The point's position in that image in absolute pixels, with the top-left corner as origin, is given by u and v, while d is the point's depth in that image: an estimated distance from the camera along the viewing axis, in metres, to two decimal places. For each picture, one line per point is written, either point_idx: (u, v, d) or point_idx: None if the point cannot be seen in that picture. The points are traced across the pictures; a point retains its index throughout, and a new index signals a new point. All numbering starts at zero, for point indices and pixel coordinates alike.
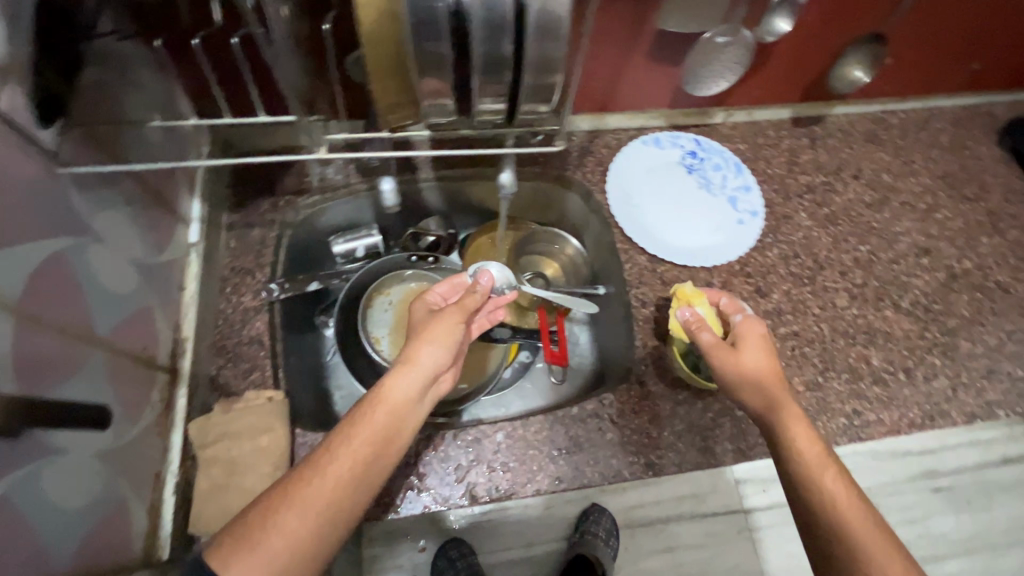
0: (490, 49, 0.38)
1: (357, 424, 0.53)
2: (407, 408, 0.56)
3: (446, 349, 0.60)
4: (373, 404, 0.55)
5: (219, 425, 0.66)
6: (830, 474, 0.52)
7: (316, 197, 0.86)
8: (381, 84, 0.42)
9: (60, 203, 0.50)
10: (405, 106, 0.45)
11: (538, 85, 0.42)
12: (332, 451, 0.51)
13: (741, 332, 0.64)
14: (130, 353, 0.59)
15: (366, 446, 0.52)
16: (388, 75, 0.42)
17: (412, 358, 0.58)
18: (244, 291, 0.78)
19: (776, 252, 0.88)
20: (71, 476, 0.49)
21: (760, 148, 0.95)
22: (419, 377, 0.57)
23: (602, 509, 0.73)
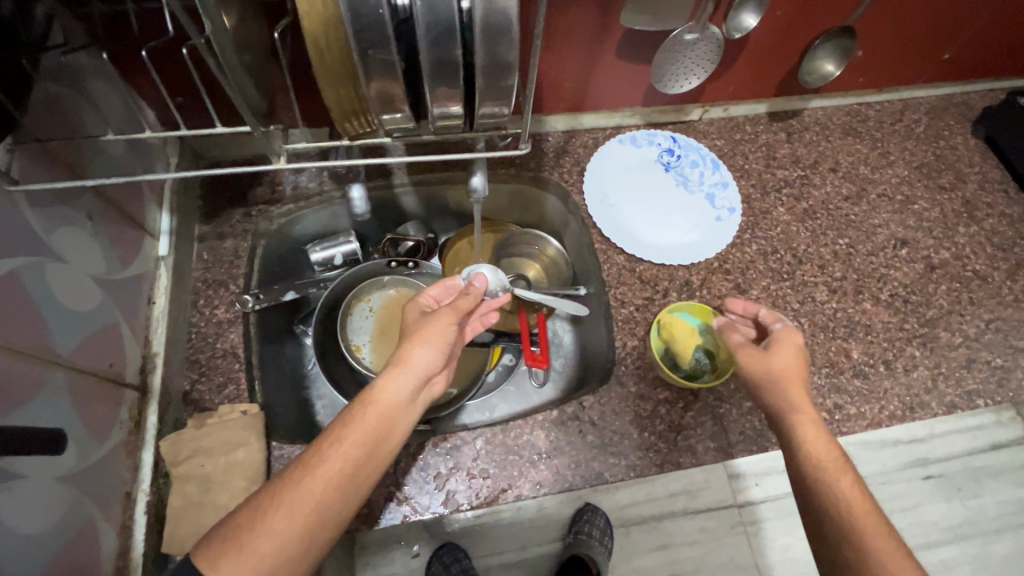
0: (440, 52, 0.37)
1: (349, 426, 0.52)
2: (399, 411, 0.55)
3: (439, 350, 0.59)
4: (366, 406, 0.54)
5: (191, 441, 0.65)
6: (847, 478, 0.51)
7: (290, 206, 0.85)
8: (332, 91, 0.42)
9: (12, 220, 0.49)
10: (360, 113, 0.45)
11: (494, 87, 0.41)
12: (323, 453, 0.49)
13: (778, 337, 0.63)
14: (95, 371, 0.58)
15: (358, 448, 0.51)
16: (340, 81, 0.41)
17: (404, 359, 0.57)
18: (217, 303, 0.76)
19: (754, 248, 0.88)
20: (31, 504, 0.47)
21: (737, 143, 0.95)
22: (411, 379, 0.56)
23: (595, 509, 0.74)
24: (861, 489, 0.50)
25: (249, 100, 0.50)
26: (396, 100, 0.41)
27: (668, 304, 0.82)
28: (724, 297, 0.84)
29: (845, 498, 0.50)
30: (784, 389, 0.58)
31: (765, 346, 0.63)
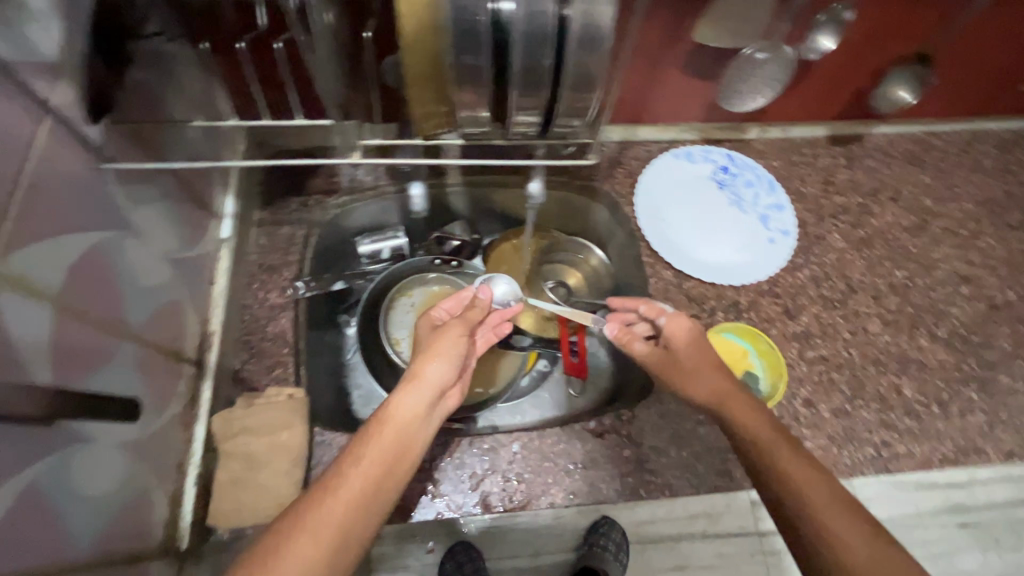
0: (531, 63, 0.38)
1: (367, 443, 0.51)
2: (415, 425, 0.55)
3: (451, 364, 0.60)
4: (380, 423, 0.54)
5: (241, 420, 0.67)
6: (784, 450, 0.53)
7: (344, 198, 0.87)
8: (420, 94, 0.43)
9: (101, 196, 0.51)
10: (441, 115, 0.45)
11: (575, 99, 0.42)
12: (342, 472, 0.49)
13: (669, 333, 0.65)
14: (161, 346, 0.61)
15: (378, 465, 0.50)
16: (428, 84, 0.42)
17: (418, 374, 0.58)
18: (271, 287, 0.79)
19: (806, 273, 0.86)
20: (101, 468, 0.49)
21: (794, 166, 0.93)
22: (424, 394, 0.57)
23: (613, 522, 0.69)
24: (820, 473, 0.50)
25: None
26: (480, 104, 0.42)
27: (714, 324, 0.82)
28: (772, 321, 0.82)
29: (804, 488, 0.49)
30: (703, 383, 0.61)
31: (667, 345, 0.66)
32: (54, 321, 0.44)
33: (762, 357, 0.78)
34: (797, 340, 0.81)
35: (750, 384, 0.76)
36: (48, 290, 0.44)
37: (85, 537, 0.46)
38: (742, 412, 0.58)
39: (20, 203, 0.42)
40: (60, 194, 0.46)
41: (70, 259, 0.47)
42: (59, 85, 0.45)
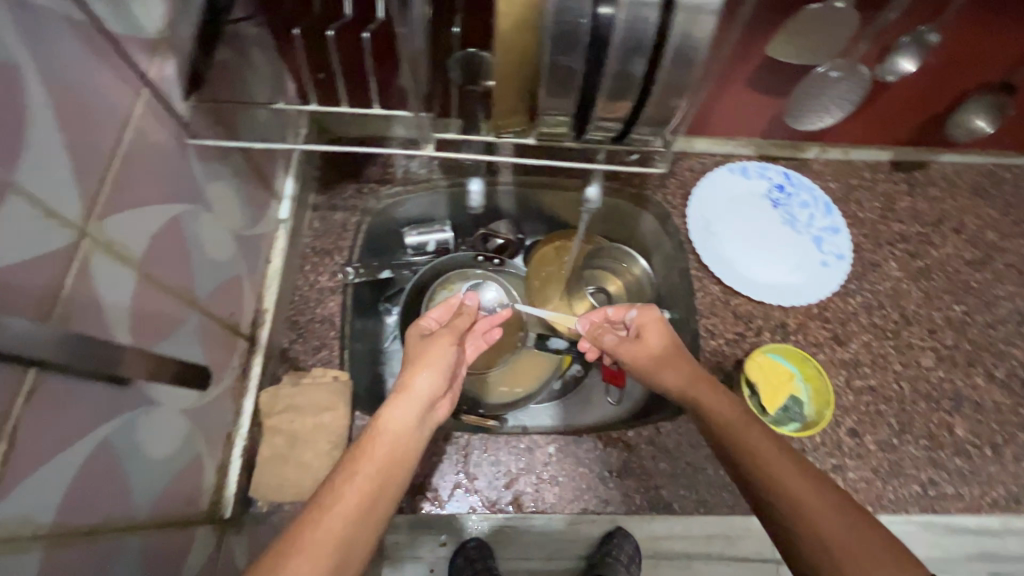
0: (622, 69, 0.38)
1: (360, 460, 0.52)
2: (406, 437, 0.55)
3: (439, 374, 0.60)
4: (372, 437, 0.54)
5: (287, 398, 0.69)
6: (754, 431, 0.53)
7: (397, 188, 0.88)
8: (503, 94, 0.44)
9: (183, 169, 0.53)
10: (519, 111, 0.47)
11: (660, 107, 0.42)
12: (336, 490, 0.49)
13: (641, 323, 0.66)
14: (221, 318, 0.62)
15: (372, 481, 0.50)
16: (512, 85, 0.44)
17: (407, 385, 0.59)
18: (322, 270, 0.81)
19: (859, 299, 0.83)
20: (162, 432, 0.50)
21: (853, 189, 0.91)
22: (415, 405, 0.58)
23: (627, 534, 0.70)
24: (792, 459, 0.50)
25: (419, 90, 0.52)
26: (565, 107, 0.42)
27: (759, 344, 0.80)
28: (821, 346, 0.80)
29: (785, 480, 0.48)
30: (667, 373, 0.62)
31: (637, 336, 0.66)
32: (135, 286, 0.46)
33: (810, 384, 0.75)
34: (845, 367, 0.79)
35: (791, 408, 0.75)
36: (131, 257, 0.46)
37: (144, 498, 0.48)
38: (711, 398, 0.58)
39: (115, 171, 0.43)
40: (148, 164, 0.48)
41: (152, 229, 0.49)
42: (156, 59, 0.47)
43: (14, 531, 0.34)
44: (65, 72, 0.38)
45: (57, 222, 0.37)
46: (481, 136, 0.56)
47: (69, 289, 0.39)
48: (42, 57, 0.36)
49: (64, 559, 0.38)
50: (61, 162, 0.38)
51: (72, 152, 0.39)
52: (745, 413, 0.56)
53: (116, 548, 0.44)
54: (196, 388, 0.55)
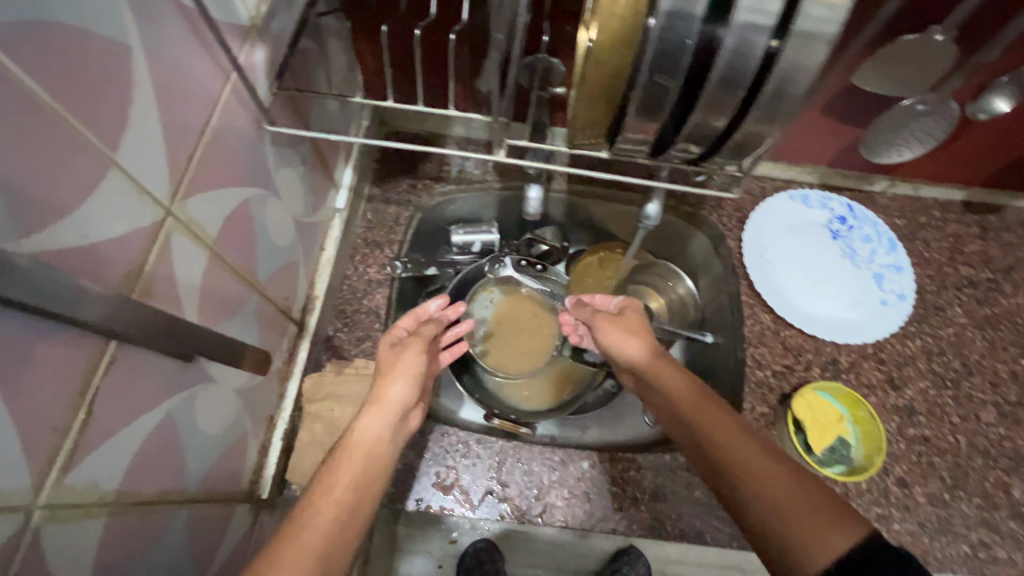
0: (720, 93, 0.37)
1: (336, 474, 0.53)
2: (379, 450, 0.57)
3: (412, 383, 0.63)
4: (345, 450, 0.56)
5: (329, 385, 0.70)
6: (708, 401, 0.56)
7: (450, 187, 0.89)
8: (587, 110, 0.44)
9: (259, 154, 0.54)
10: (601, 124, 0.46)
11: (753, 133, 0.41)
12: (314, 506, 0.49)
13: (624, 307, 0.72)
14: (277, 302, 0.63)
15: (348, 494, 0.52)
16: (596, 102, 0.43)
17: (380, 397, 0.61)
18: (371, 262, 0.82)
19: (918, 343, 0.80)
20: (215, 410, 0.52)
21: (919, 227, 0.87)
22: (389, 416, 0.60)
23: (638, 554, 0.69)
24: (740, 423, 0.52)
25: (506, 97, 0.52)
26: (652, 125, 0.41)
27: (808, 379, 0.78)
28: (873, 388, 0.77)
29: (751, 468, 0.47)
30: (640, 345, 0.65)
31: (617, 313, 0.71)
32: (207, 265, 0.47)
33: (859, 426, 0.73)
34: (898, 413, 0.76)
35: (837, 450, 0.72)
36: (206, 238, 0.47)
37: (194, 472, 0.49)
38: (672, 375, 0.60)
39: (201, 153, 0.44)
40: (229, 148, 0.48)
41: (226, 211, 0.50)
42: (249, 47, 0.48)
43: (83, 496, 0.35)
44: (168, 55, 0.39)
45: (148, 200, 0.38)
46: (554, 146, 0.55)
47: (152, 264, 0.40)
48: (150, 39, 0.37)
49: (121, 527, 0.39)
50: (157, 141, 0.39)
51: (167, 132, 0.40)
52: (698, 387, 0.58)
53: (165, 520, 0.45)
54: (249, 370, 0.56)
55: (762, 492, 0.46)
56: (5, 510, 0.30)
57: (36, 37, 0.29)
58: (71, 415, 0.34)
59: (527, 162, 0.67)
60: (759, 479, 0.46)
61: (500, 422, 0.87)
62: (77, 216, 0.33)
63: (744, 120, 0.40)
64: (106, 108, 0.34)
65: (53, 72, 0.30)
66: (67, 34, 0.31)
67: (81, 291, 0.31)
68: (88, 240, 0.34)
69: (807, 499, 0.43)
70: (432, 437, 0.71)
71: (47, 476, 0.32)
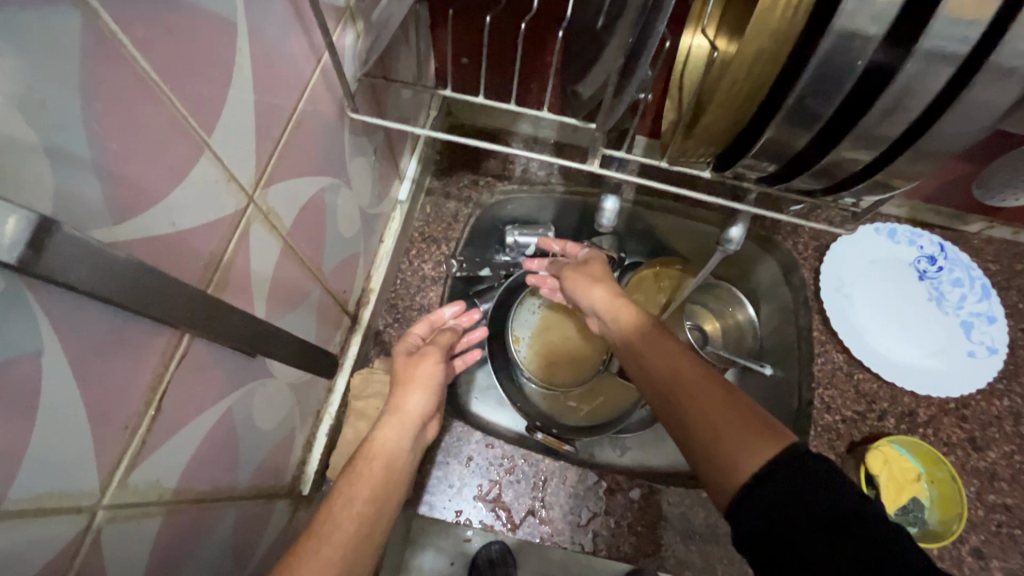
0: (879, 121, 0.33)
1: (355, 482, 0.51)
2: (397, 463, 0.56)
3: (430, 395, 0.61)
4: (365, 457, 0.55)
5: (377, 383, 0.68)
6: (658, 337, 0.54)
7: (512, 186, 0.86)
8: (707, 131, 0.41)
9: (338, 143, 0.52)
10: (717, 143, 0.42)
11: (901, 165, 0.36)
12: (335, 518, 0.48)
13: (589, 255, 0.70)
14: (337, 295, 0.61)
15: (369, 506, 0.50)
16: (719, 125, 0.40)
17: (399, 406, 0.59)
18: (427, 258, 0.79)
19: (1006, 402, 0.73)
20: (272, 404, 0.50)
21: (1015, 275, 0.81)
22: (406, 427, 0.59)
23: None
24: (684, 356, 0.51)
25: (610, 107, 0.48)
26: (787, 151, 0.37)
27: (879, 429, 0.72)
28: (952, 446, 0.71)
29: (689, 391, 0.47)
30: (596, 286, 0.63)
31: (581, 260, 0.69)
32: (279, 257, 0.45)
33: (936, 488, 0.68)
34: (977, 476, 0.70)
35: (911, 511, 0.68)
36: (283, 229, 0.45)
37: (247, 467, 0.48)
38: (628, 313, 0.59)
39: (287, 138, 0.42)
40: (313, 136, 0.46)
41: (302, 201, 0.47)
42: (343, 28, 0.45)
43: (145, 495, 0.34)
44: (268, 35, 0.37)
45: (234, 186, 0.36)
46: (651, 160, 0.52)
47: (230, 256, 0.38)
48: (253, 17, 0.35)
49: (174, 528, 0.38)
50: (249, 126, 0.36)
51: (259, 116, 0.38)
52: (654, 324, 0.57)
53: (216, 517, 0.43)
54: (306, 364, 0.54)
55: (698, 411, 0.46)
56: (71, 511, 0.28)
57: (148, 12, 0.26)
58: (140, 412, 0.32)
59: (609, 171, 0.63)
60: (695, 400, 0.47)
61: (542, 437, 0.84)
62: (169, 203, 0.31)
63: (899, 155, 0.36)
64: (207, 89, 0.32)
65: (165, 50, 0.28)
66: (181, 10, 0.28)
67: (167, 283, 0.29)
68: (177, 228, 0.32)
69: (737, 416, 0.44)
70: (477, 447, 0.69)
71: (113, 476, 0.31)
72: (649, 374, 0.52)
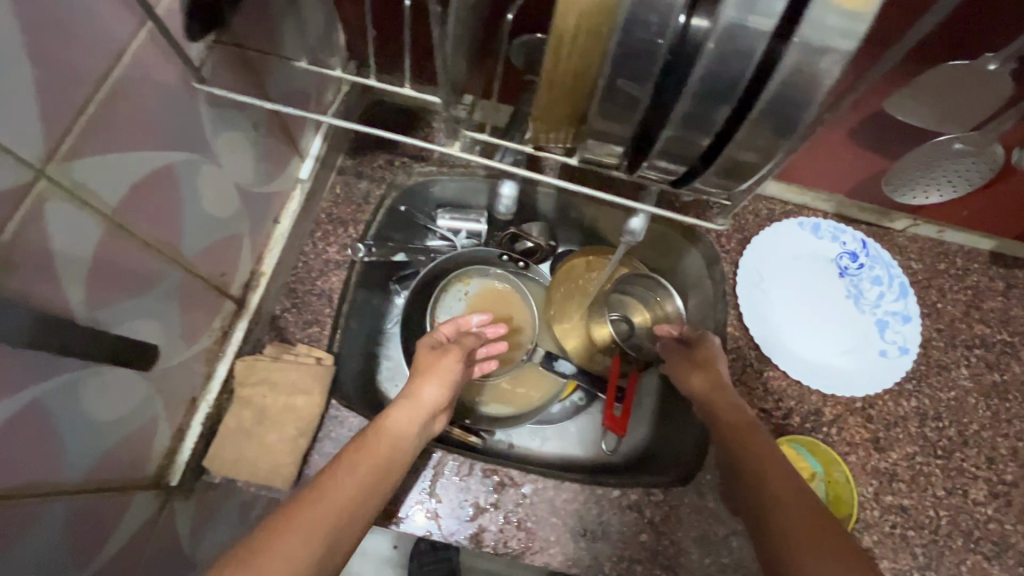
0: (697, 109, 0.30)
1: (361, 451, 0.55)
2: (406, 441, 0.59)
3: (446, 385, 0.67)
4: (373, 434, 0.57)
5: (263, 370, 0.65)
6: (755, 436, 0.60)
7: (431, 168, 0.82)
8: (548, 111, 0.37)
9: (190, 117, 0.48)
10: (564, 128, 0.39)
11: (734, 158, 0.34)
12: (337, 477, 0.52)
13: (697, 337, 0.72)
14: (208, 279, 0.58)
15: (370, 472, 0.54)
16: (557, 104, 0.37)
17: (414, 395, 0.64)
18: (332, 241, 0.75)
19: (913, 403, 0.73)
20: (115, 394, 0.47)
21: (936, 274, 0.79)
22: (418, 413, 0.63)
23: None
24: (779, 464, 0.56)
25: (452, 85, 0.45)
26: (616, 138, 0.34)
27: (783, 427, 0.71)
28: (854, 446, 0.71)
29: (783, 501, 0.52)
30: (694, 375, 0.69)
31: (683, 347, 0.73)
32: (101, 238, 0.42)
33: (831, 492, 0.68)
34: (876, 477, 0.69)
35: None
36: (101, 206, 0.41)
37: (82, 458, 0.46)
38: (725, 405, 0.64)
39: (96, 106, 0.38)
40: (144, 107, 0.42)
41: (135, 176, 0.44)
42: None
43: None
44: None
45: (8, 157, 0.33)
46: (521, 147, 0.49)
47: (7, 237, 0.34)
48: None
49: None
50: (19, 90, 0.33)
51: (39, 77, 0.34)
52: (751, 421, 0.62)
53: (37, 512, 0.41)
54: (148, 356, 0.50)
55: (788, 527, 0.50)
56: None
57: None
58: None
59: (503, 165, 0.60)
60: (794, 523, 0.50)
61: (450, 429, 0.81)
62: None
63: (739, 129, 0.33)
64: None
65: None
66: None
67: None
68: None
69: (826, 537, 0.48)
70: None
71: None
72: (748, 480, 0.57)
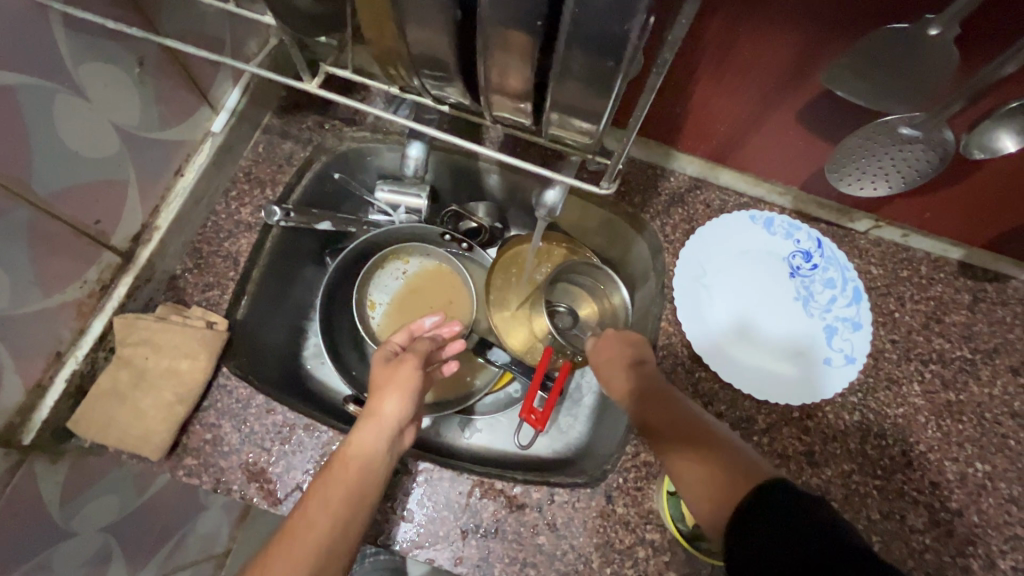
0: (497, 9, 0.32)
1: (329, 486, 0.53)
2: (373, 465, 0.55)
3: (408, 397, 0.61)
4: (337, 465, 0.55)
5: (143, 330, 0.60)
6: (654, 405, 0.58)
7: (365, 133, 0.74)
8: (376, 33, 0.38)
9: (34, 35, 0.45)
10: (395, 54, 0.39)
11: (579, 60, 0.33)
12: (307, 513, 0.51)
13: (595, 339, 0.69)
14: (70, 222, 0.54)
15: (343, 508, 0.52)
16: (383, 25, 0.37)
17: (376, 411, 0.59)
18: (246, 202, 0.69)
19: (854, 417, 0.67)
20: None
21: (899, 281, 0.72)
22: (383, 430, 0.58)
23: None
24: (679, 427, 0.55)
25: None
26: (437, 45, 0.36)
27: None
28: (787, 459, 0.65)
29: (686, 460, 0.52)
30: (601, 367, 0.66)
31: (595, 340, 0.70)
32: None
33: None
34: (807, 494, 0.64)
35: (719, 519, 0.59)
36: None
37: None
38: (624, 383, 0.62)
39: None
40: None
41: None
42: None
43: None
44: None
45: None
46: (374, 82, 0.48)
47: None
48: None
49: None
50: None
51: None
52: (649, 388, 0.59)
53: None
54: None
55: (696, 485, 0.50)
56: None
57: None
58: None
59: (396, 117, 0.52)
60: (699, 478, 0.50)
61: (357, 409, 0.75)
62: None
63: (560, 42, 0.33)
64: None
65: None
66: None
67: None
68: None
69: (726, 479, 0.49)
70: (256, 412, 0.62)
71: None
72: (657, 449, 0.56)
